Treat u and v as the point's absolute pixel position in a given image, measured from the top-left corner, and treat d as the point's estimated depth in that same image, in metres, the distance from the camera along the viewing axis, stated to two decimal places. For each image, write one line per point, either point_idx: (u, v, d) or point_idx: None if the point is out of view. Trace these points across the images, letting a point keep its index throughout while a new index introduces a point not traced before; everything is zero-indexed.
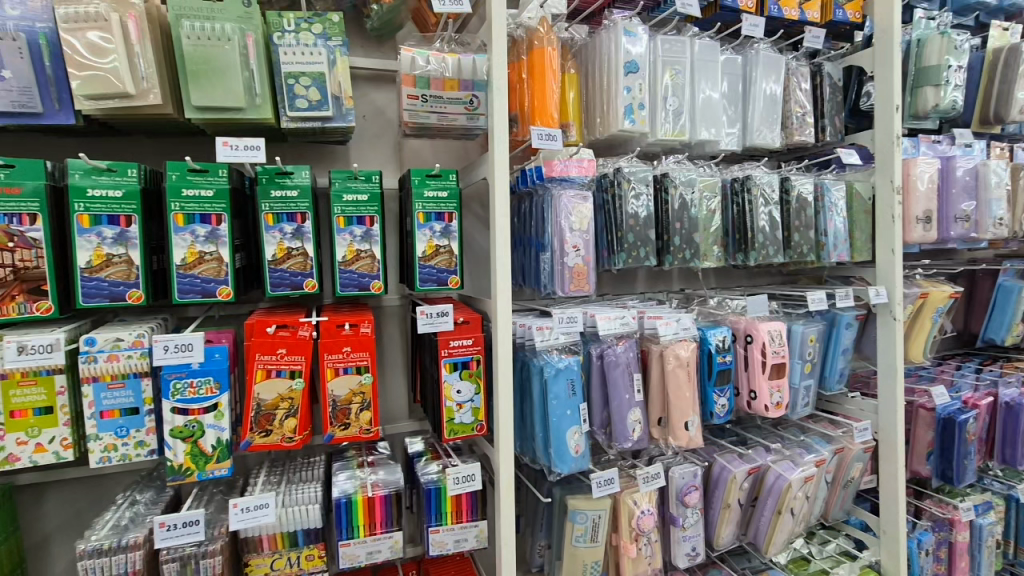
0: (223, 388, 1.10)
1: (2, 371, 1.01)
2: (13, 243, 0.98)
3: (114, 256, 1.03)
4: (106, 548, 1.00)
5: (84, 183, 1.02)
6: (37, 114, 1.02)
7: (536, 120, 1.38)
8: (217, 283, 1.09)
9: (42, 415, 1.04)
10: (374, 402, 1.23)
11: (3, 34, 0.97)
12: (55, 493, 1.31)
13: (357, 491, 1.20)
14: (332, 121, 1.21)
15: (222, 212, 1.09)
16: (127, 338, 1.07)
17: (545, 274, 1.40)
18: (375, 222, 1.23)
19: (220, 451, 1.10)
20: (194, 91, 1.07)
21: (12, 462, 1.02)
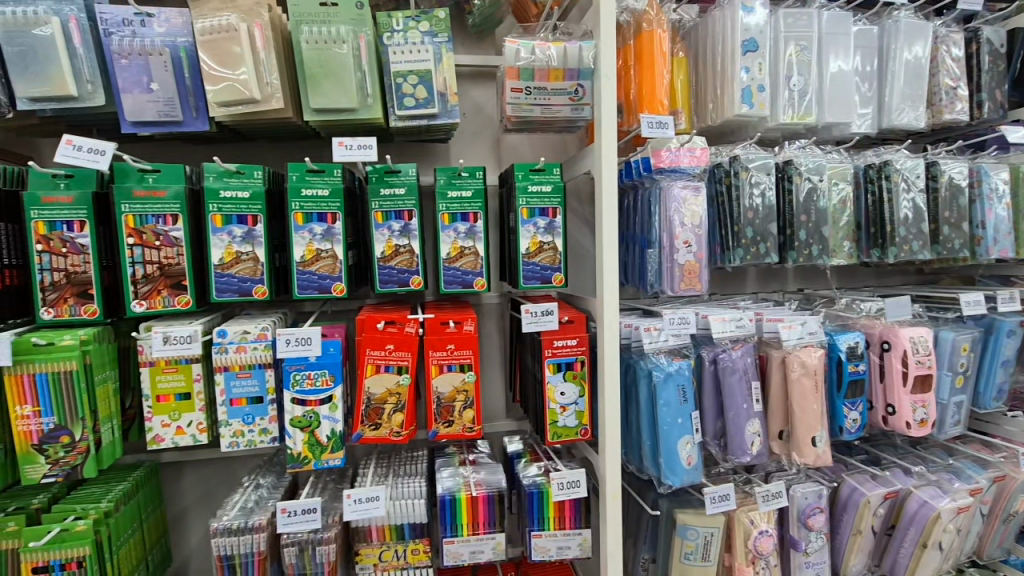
0: (337, 381, 1.14)
1: (150, 359, 1.10)
2: (159, 242, 1.06)
3: (243, 254, 1.10)
4: (235, 529, 1.06)
5: (218, 185, 1.09)
6: (179, 122, 1.10)
7: (644, 109, 1.30)
8: (331, 279, 1.13)
9: (182, 400, 1.13)
10: (477, 400, 1.22)
11: (152, 50, 1.05)
12: (191, 472, 1.43)
13: (460, 489, 1.20)
14: (438, 118, 1.20)
15: (337, 211, 1.13)
16: (253, 330, 1.14)
17: (652, 273, 1.32)
18: (479, 218, 1.22)
19: (334, 442, 1.15)
20: (311, 94, 1.11)
21: (158, 442, 1.12)
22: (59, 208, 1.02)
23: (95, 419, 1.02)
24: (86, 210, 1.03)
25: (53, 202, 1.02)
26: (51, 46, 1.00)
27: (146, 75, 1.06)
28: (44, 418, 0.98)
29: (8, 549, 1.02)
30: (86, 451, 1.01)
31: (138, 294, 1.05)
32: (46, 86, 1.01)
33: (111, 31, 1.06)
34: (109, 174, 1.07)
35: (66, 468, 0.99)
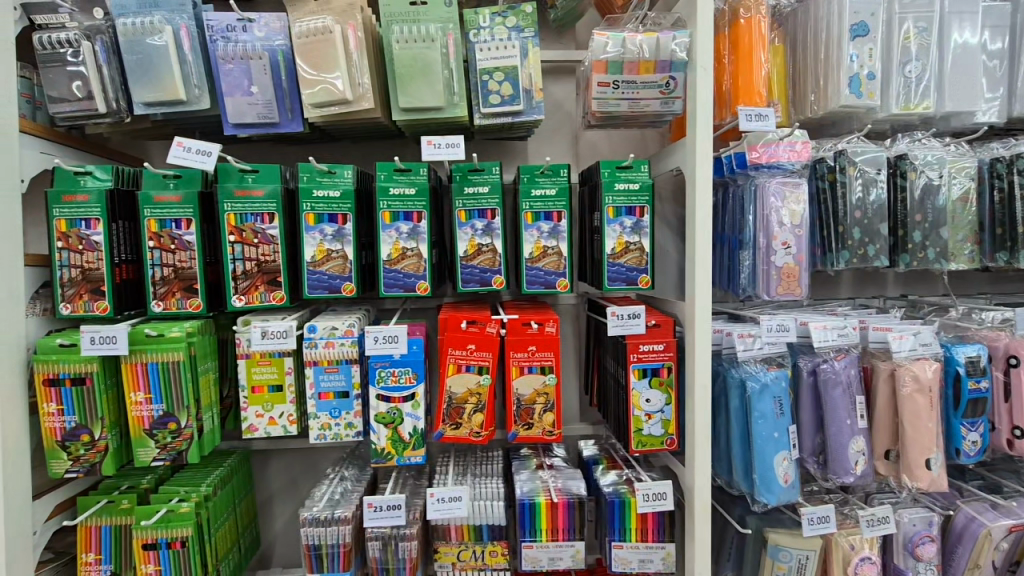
0: (419, 379, 1.15)
1: (247, 351, 1.15)
2: (258, 240, 1.10)
3: (333, 252, 1.12)
4: (322, 519, 1.09)
5: (311, 185, 1.12)
6: (275, 124, 1.14)
7: (740, 101, 1.22)
8: (416, 278, 1.13)
9: (274, 392, 1.17)
10: (558, 404, 1.19)
11: (253, 55, 1.09)
12: (277, 460, 1.50)
13: (540, 493, 1.17)
14: (523, 115, 1.18)
15: (423, 210, 1.13)
16: (341, 327, 1.17)
17: (745, 276, 1.24)
18: (562, 217, 1.18)
19: (416, 439, 1.16)
20: (401, 93, 1.11)
21: (252, 431, 1.17)
22: (169, 207, 1.08)
23: (198, 407, 1.07)
24: (192, 208, 1.09)
25: (164, 201, 1.08)
26: (165, 54, 1.06)
27: (247, 79, 1.10)
28: (155, 404, 1.04)
29: (122, 525, 1.09)
30: (190, 438, 1.06)
31: (238, 289, 1.10)
32: (160, 91, 1.07)
33: (217, 38, 1.11)
34: (213, 175, 1.12)
35: (173, 452, 1.05)
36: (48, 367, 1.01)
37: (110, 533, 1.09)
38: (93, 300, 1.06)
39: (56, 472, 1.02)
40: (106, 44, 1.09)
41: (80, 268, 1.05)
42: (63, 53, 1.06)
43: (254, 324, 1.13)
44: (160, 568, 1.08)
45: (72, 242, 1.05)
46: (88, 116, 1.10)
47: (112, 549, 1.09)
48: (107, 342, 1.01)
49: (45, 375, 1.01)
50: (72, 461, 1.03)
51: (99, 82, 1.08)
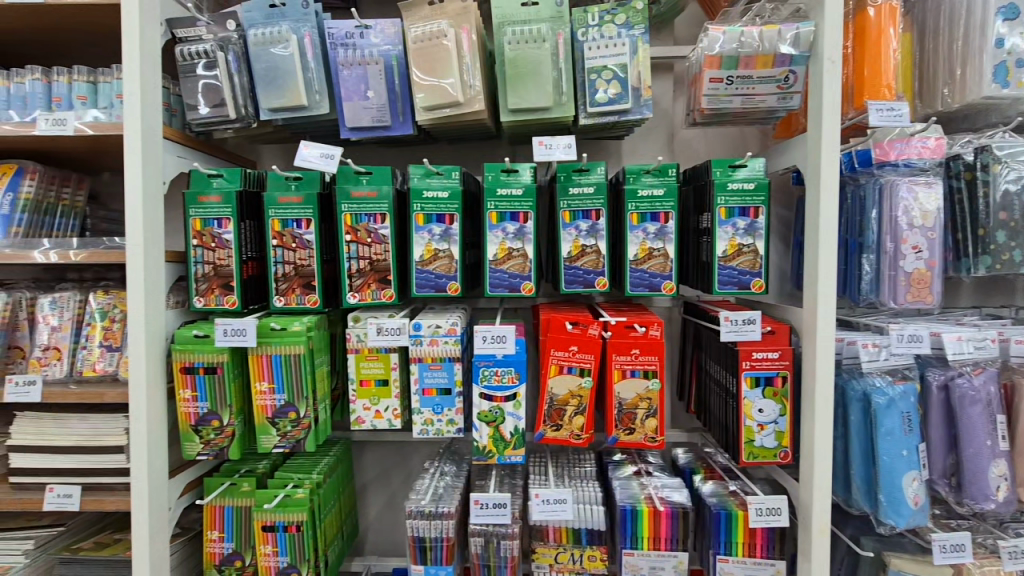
0: (522, 379, 1.14)
1: (356, 346, 1.19)
2: (371, 239, 1.14)
3: (441, 251, 1.15)
4: (427, 513, 1.12)
5: (422, 186, 1.15)
6: (387, 127, 1.17)
7: (865, 94, 1.14)
8: (521, 278, 1.14)
9: (381, 386, 1.21)
10: (661, 410, 1.16)
11: (370, 60, 1.13)
12: (371, 451, 1.55)
13: (642, 501, 1.15)
14: (629, 114, 1.16)
15: (529, 210, 1.13)
16: (445, 325, 1.18)
17: (865, 281, 1.16)
18: (670, 218, 1.15)
19: (517, 438, 1.16)
20: (509, 94, 1.12)
21: (360, 423, 1.21)
22: (291, 207, 1.14)
23: (315, 398, 1.12)
24: (312, 209, 1.14)
25: (287, 202, 1.13)
26: (291, 62, 1.12)
27: (364, 84, 1.14)
28: (277, 394, 1.10)
29: (243, 507, 1.16)
30: (308, 427, 1.11)
31: (353, 287, 1.15)
32: (285, 97, 1.13)
33: (337, 45, 1.15)
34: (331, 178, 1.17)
35: (292, 440, 1.11)
36: (185, 356, 1.09)
37: (233, 513, 1.16)
38: (224, 295, 1.13)
39: (190, 454, 1.10)
40: (238, 54, 1.17)
41: (212, 265, 1.13)
42: (201, 64, 1.14)
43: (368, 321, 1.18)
44: (277, 550, 1.13)
45: (205, 240, 1.12)
46: (220, 122, 1.17)
47: (233, 529, 1.16)
48: (237, 334, 1.07)
49: (182, 363, 1.09)
50: (203, 444, 1.10)
51: (230, 90, 1.16)
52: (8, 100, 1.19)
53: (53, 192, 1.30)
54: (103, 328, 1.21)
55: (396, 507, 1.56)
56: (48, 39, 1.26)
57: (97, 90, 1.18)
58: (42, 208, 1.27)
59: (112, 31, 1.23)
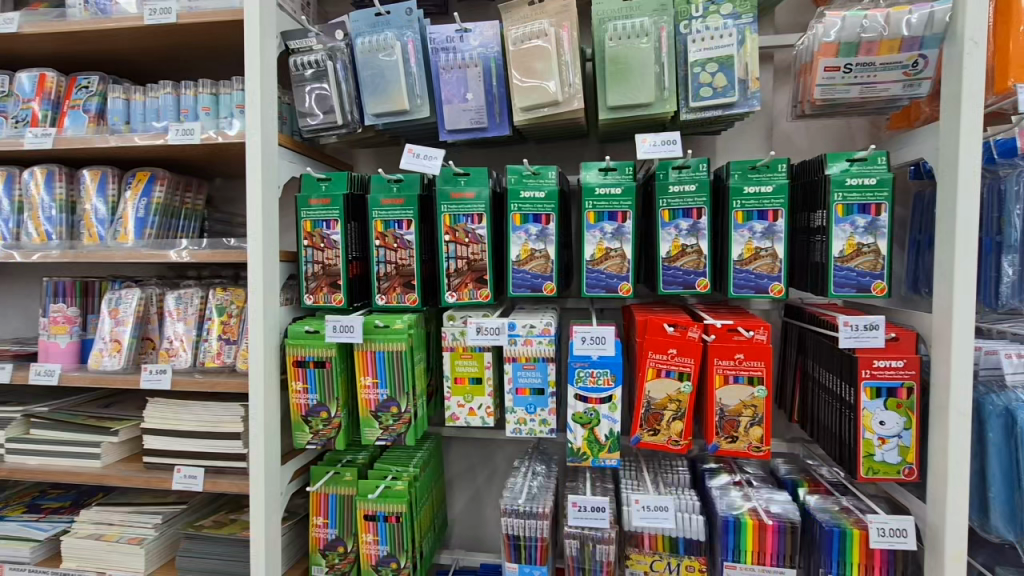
0: (618, 382, 1.12)
1: (452, 344, 1.22)
2: (468, 239, 1.16)
3: (537, 251, 1.15)
4: (522, 512, 1.11)
5: (519, 186, 1.15)
6: (485, 129, 1.19)
7: (1010, 77, 1.03)
8: (619, 279, 1.12)
9: (475, 384, 1.22)
10: (767, 418, 1.11)
11: (469, 63, 1.15)
12: (457, 447, 1.58)
13: (745, 512, 1.09)
14: (735, 107, 1.11)
15: (628, 210, 1.11)
16: (539, 325, 1.18)
17: (1006, 285, 1.05)
18: (779, 217, 1.09)
19: (612, 442, 1.14)
20: (610, 92, 1.11)
21: (454, 420, 1.23)
22: (393, 209, 1.18)
23: (415, 394, 1.16)
24: (413, 210, 1.17)
25: (390, 203, 1.17)
26: (394, 68, 1.16)
27: (463, 87, 1.16)
28: (381, 389, 1.14)
29: (346, 495, 1.21)
30: (408, 422, 1.15)
31: (451, 286, 1.17)
32: (390, 102, 1.17)
33: (437, 49, 1.18)
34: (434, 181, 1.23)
35: (393, 434, 1.15)
36: (297, 350, 1.15)
37: (336, 502, 1.21)
38: (331, 293, 1.18)
39: (300, 443, 1.16)
40: (345, 63, 1.22)
41: (321, 264, 1.19)
42: (312, 73, 1.20)
43: (470, 319, 1.21)
44: (378, 538, 1.17)
45: (315, 241, 1.18)
46: (328, 128, 1.23)
47: (337, 516, 1.21)
48: (345, 330, 1.11)
49: (295, 357, 1.15)
50: (312, 434, 1.16)
51: (338, 97, 1.21)
52: (143, 113, 1.31)
53: (178, 196, 1.41)
54: (221, 323, 1.30)
55: (480, 503, 1.58)
56: (175, 54, 1.36)
57: (218, 101, 1.27)
58: (171, 211, 1.38)
59: (231, 45, 1.32)
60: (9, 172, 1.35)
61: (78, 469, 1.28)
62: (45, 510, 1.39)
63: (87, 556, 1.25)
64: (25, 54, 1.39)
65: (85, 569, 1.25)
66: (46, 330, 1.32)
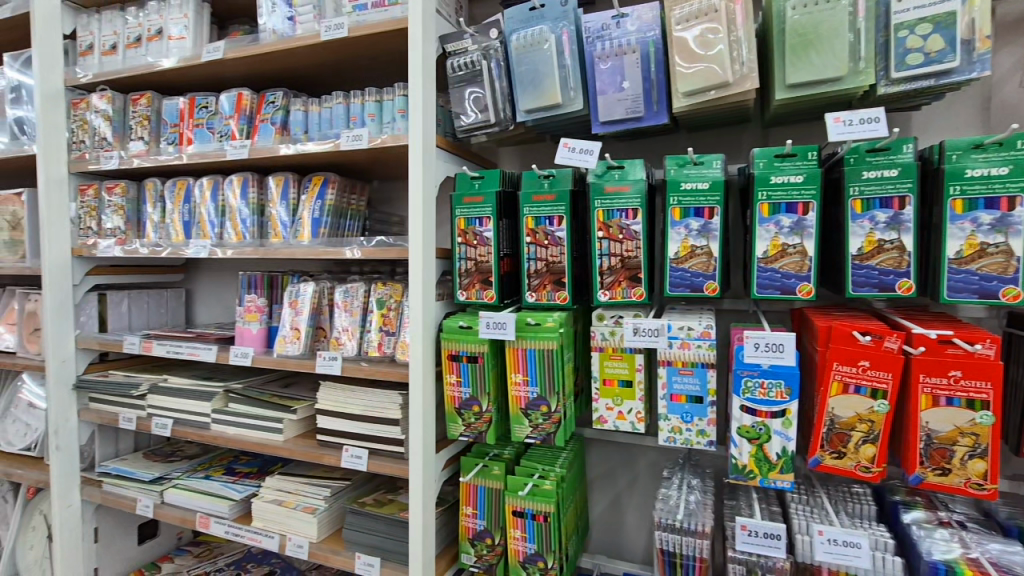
0: (794, 395, 0.99)
1: (601, 345, 1.17)
2: (622, 235, 1.11)
3: (698, 248, 1.06)
4: (679, 528, 1.03)
5: (679, 177, 1.07)
6: (640, 118, 1.12)
7: None
8: (798, 278, 0.99)
9: (625, 387, 1.17)
10: (993, 450, 0.91)
11: (627, 49, 1.09)
12: (597, 450, 1.54)
13: (961, 560, 0.90)
14: (953, 75, 0.92)
15: (811, 200, 0.98)
16: (697, 327, 1.09)
17: None
18: (1016, 205, 0.89)
19: (785, 461, 1.01)
20: (790, 68, 0.98)
21: (602, 422, 1.19)
22: (545, 205, 1.16)
23: (565, 394, 1.13)
24: (564, 206, 1.14)
25: (541, 200, 1.16)
26: (549, 61, 1.14)
27: (620, 75, 1.10)
28: (531, 386, 1.14)
29: (494, 489, 1.22)
30: (558, 421, 1.13)
31: (603, 284, 1.13)
32: (543, 97, 1.15)
33: (593, 39, 1.14)
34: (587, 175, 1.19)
35: (543, 433, 1.14)
36: (452, 345, 1.18)
37: (485, 494, 1.23)
38: (483, 289, 1.20)
39: (454, 433, 1.20)
40: (499, 61, 1.22)
41: (473, 261, 1.21)
42: (468, 74, 1.22)
43: (624, 320, 1.16)
44: (526, 535, 1.17)
45: (469, 238, 1.21)
46: (482, 126, 1.25)
47: (485, 508, 1.23)
48: (498, 327, 1.12)
49: (450, 351, 1.19)
50: (465, 426, 1.19)
51: (492, 95, 1.22)
52: (319, 123, 1.44)
53: (346, 198, 1.53)
54: (381, 315, 1.39)
55: (620, 508, 1.53)
56: (347, 65, 1.48)
57: (382, 107, 1.35)
58: (340, 212, 1.50)
59: (393, 54, 1.41)
60: (215, 180, 1.57)
61: (265, 440, 1.45)
62: (238, 474, 1.61)
63: (271, 518, 1.42)
64: (227, 77, 1.60)
65: (269, 529, 1.42)
66: (242, 317, 1.50)
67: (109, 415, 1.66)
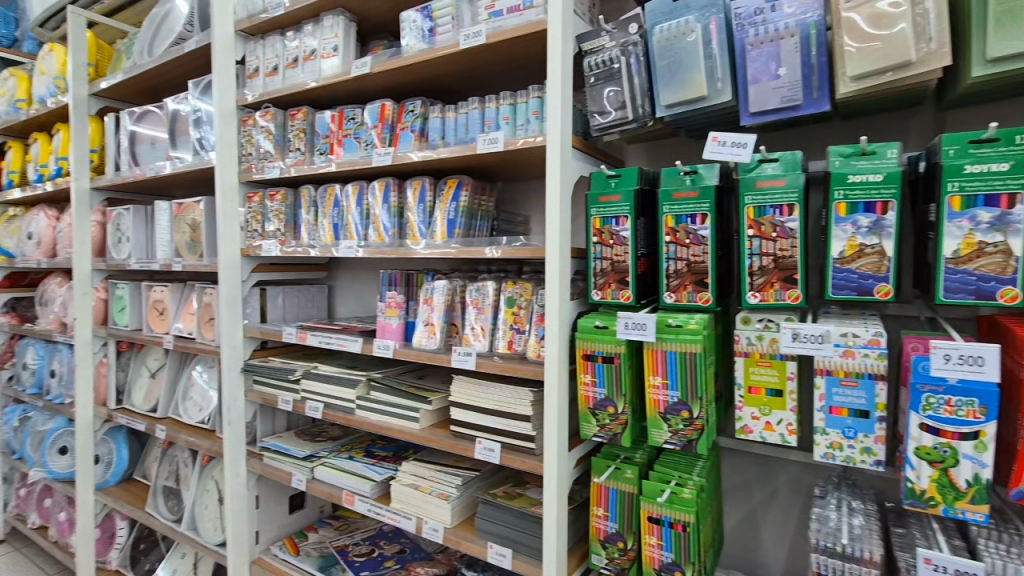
0: (991, 415, 0.87)
1: (747, 350, 1.10)
2: (776, 233, 1.03)
3: (867, 247, 0.96)
4: (841, 553, 0.95)
5: (845, 169, 0.98)
6: (798, 106, 1.04)
7: None
8: (998, 282, 0.86)
9: (773, 396, 1.09)
10: None
11: (784, 33, 1.01)
12: (732, 459, 1.46)
13: None
14: None
15: (1018, 191, 0.84)
16: (863, 334, 0.99)
17: None
18: None
19: (977, 490, 0.89)
20: (993, 39, 0.86)
21: (747, 432, 1.13)
22: (687, 203, 1.11)
23: (708, 399, 1.08)
24: (709, 203, 1.09)
25: (683, 197, 1.12)
26: (695, 53, 1.09)
27: (775, 62, 1.03)
28: (671, 390, 1.10)
29: (627, 492, 1.20)
30: (700, 428, 1.08)
31: (753, 286, 1.06)
32: (688, 90, 1.11)
33: (744, 25, 1.07)
34: (735, 170, 1.12)
35: (683, 439, 1.10)
36: (587, 344, 1.18)
37: (617, 496, 1.21)
38: (619, 290, 1.18)
39: (587, 433, 1.20)
40: (638, 56, 1.19)
41: (609, 260, 1.19)
42: (606, 71, 1.21)
43: (775, 324, 1.08)
44: (662, 543, 1.14)
45: (605, 238, 1.19)
46: (618, 124, 1.23)
47: (617, 511, 1.22)
48: (638, 328, 1.09)
49: (585, 350, 1.18)
50: (599, 427, 1.19)
51: (630, 91, 1.20)
52: (455, 128, 1.51)
53: (478, 199, 1.59)
54: (512, 313, 1.43)
55: (757, 523, 1.43)
56: (480, 70, 1.53)
57: (516, 110, 1.38)
58: (472, 213, 1.56)
59: (526, 57, 1.43)
60: (360, 186, 1.70)
61: (403, 428, 1.55)
62: (377, 457, 1.74)
63: (409, 501, 1.52)
64: (370, 89, 1.73)
65: (407, 511, 1.51)
66: (383, 312, 1.64)
67: (270, 397, 1.87)
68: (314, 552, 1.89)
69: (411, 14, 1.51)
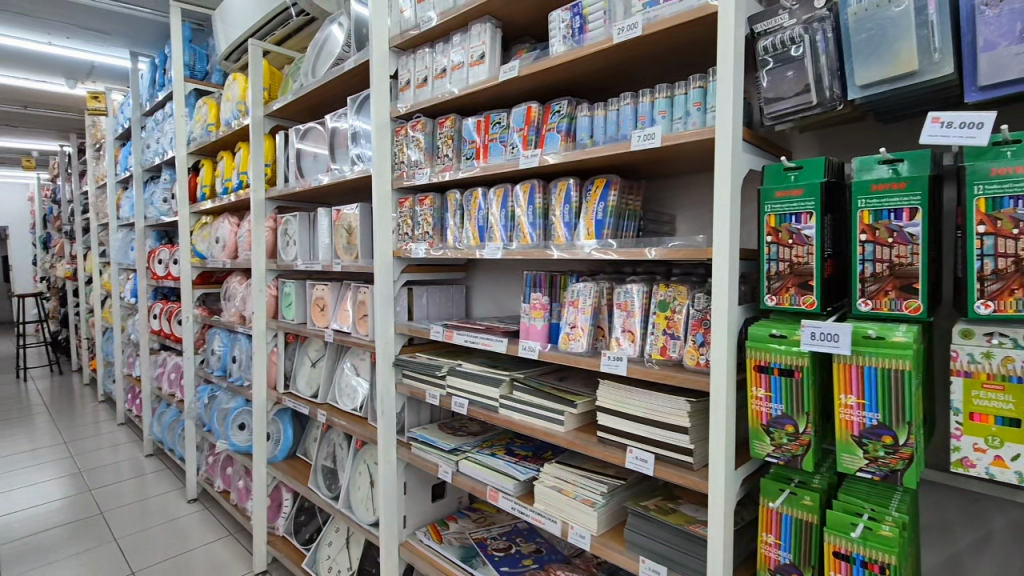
0: None
1: (968, 369, 0.93)
2: (1017, 230, 0.85)
3: None
4: None
5: None
6: None
7: None
8: None
9: (1005, 426, 0.91)
10: None
11: None
12: (929, 492, 1.25)
13: None
14: None
15: None
16: None
17: None
18: None
19: None
20: None
21: (966, 466, 0.95)
22: (890, 196, 0.96)
23: (917, 425, 0.93)
24: (920, 197, 0.93)
25: (884, 190, 0.97)
26: (906, 22, 0.94)
27: (1020, 22, 0.85)
28: (868, 412, 0.96)
29: (805, 521, 1.08)
30: (908, 458, 0.93)
31: (983, 294, 0.89)
32: (894, 66, 0.96)
33: None
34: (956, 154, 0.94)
35: (884, 469, 0.95)
36: (760, 355, 1.07)
37: (792, 523, 1.09)
38: (800, 295, 1.06)
39: (759, 452, 1.10)
40: (826, 33, 1.06)
41: (787, 262, 1.07)
42: (785, 53, 1.09)
43: (1010, 340, 0.89)
44: None
45: (781, 237, 1.08)
46: (798, 110, 1.11)
47: (791, 540, 1.10)
48: (828, 339, 0.97)
49: (757, 361, 1.08)
50: (774, 446, 1.08)
51: (815, 72, 1.07)
52: (605, 126, 1.47)
53: (626, 198, 1.53)
54: (665, 317, 1.35)
55: (962, 571, 1.21)
56: (630, 64, 1.47)
57: (674, 103, 1.31)
58: (621, 213, 1.51)
59: (683, 45, 1.34)
60: (505, 190, 1.73)
61: (547, 429, 1.54)
62: (518, 456, 1.76)
63: (554, 504, 1.51)
64: (514, 93, 1.76)
65: (551, 514, 1.51)
66: (528, 314, 1.65)
67: (418, 390, 1.98)
68: (456, 542, 1.97)
69: (559, 14, 1.49)
